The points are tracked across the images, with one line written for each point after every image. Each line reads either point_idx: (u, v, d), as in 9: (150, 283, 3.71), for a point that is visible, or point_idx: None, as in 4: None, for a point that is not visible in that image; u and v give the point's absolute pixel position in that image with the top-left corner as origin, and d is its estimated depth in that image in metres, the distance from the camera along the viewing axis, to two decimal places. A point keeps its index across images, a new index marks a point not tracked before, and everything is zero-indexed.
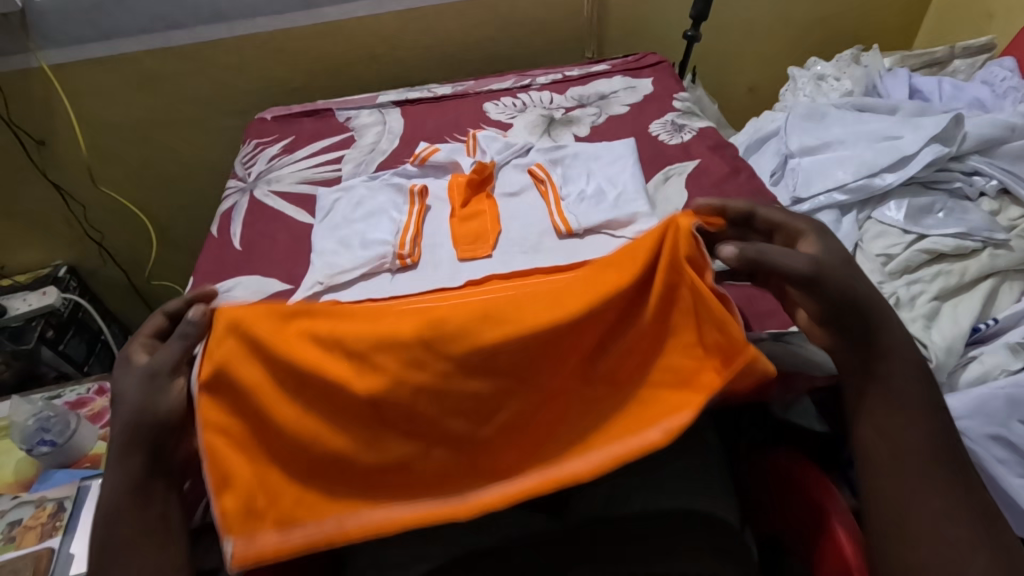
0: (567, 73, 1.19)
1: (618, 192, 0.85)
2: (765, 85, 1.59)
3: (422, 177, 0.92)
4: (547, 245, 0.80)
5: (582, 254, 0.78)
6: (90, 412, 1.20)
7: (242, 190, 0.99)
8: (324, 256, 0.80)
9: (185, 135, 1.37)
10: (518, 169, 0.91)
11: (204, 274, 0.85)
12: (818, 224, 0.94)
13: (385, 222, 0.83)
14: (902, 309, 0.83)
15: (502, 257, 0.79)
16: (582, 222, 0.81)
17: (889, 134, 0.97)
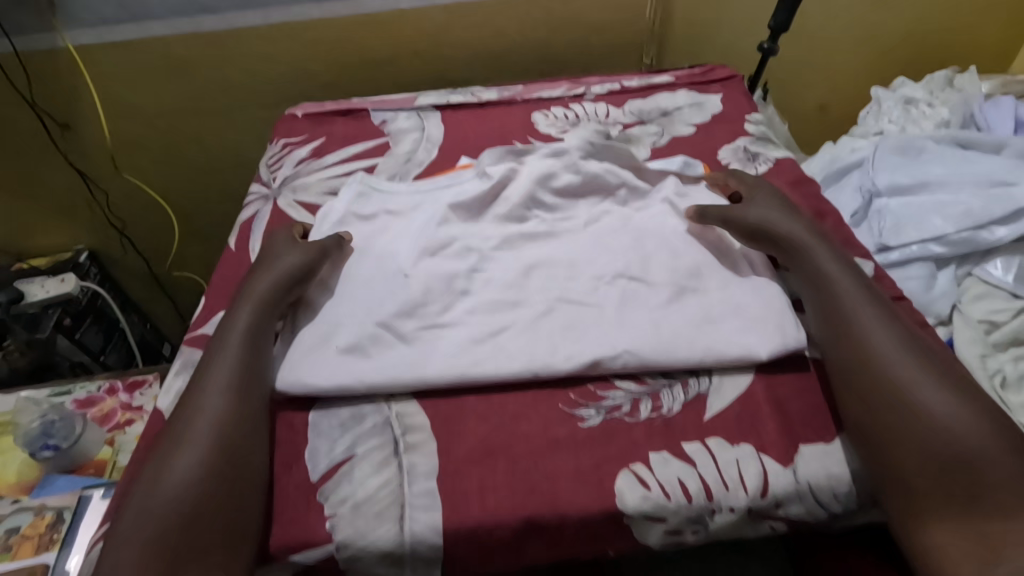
0: (626, 83, 1.08)
1: (682, 234, 0.71)
2: (838, 103, 1.45)
3: (447, 183, 0.78)
4: (596, 286, 0.66)
5: (641, 306, 0.64)
6: (98, 413, 1.14)
7: (266, 197, 0.91)
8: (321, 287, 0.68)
9: (212, 123, 1.30)
10: (558, 184, 0.76)
11: (215, 292, 0.76)
12: (908, 278, 0.82)
13: (406, 241, 0.71)
14: (1008, 392, 0.71)
15: (537, 294, 0.66)
16: (637, 268, 0.67)
17: (1000, 179, 0.84)
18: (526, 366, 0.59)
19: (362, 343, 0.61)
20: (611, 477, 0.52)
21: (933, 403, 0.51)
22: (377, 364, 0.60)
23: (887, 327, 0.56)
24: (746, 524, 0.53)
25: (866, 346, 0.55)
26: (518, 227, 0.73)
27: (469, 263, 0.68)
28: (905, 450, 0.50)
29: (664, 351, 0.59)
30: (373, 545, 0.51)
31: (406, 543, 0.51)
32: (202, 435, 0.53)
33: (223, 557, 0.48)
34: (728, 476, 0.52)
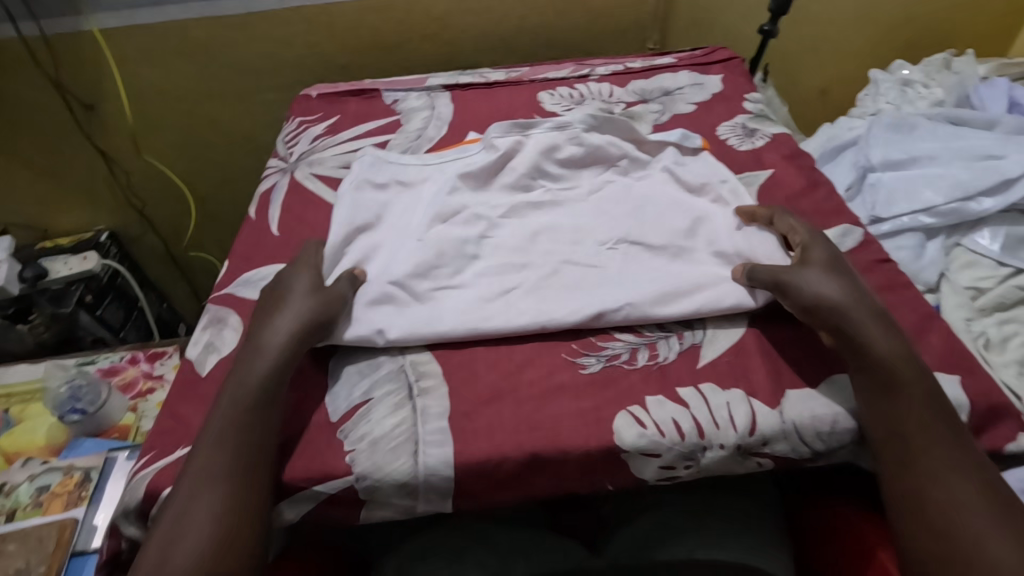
0: (629, 65, 1.12)
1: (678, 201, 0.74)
2: (839, 87, 1.48)
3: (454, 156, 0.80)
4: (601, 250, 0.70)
5: (641, 267, 0.68)
6: (121, 382, 1.19)
7: (284, 170, 0.95)
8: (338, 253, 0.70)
9: (229, 105, 1.35)
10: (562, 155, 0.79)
11: (237, 257, 0.80)
12: (899, 248, 0.85)
13: (417, 210, 0.74)
14: (991, 352, 0.75)
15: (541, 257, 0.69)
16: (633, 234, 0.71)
17: (989, 153, 0.87)
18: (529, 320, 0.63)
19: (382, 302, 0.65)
20: (610, 417, 0.56)
21: (953, 475, 0.49)
22: (397, 323, 0.63)
23: (914, 379, 0.53)
24: (735, 461, 0.56)
25: (889, 401, 0.53)
26: (524, 195, 0.77)
27: (477, 229, 0.72)
28: (922, 524, 0.48)
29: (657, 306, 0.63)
30: (389, 476, 0.55)
31: (420, 475, 0.55)
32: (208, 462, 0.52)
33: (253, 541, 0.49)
34: (719, 417, 0.56)
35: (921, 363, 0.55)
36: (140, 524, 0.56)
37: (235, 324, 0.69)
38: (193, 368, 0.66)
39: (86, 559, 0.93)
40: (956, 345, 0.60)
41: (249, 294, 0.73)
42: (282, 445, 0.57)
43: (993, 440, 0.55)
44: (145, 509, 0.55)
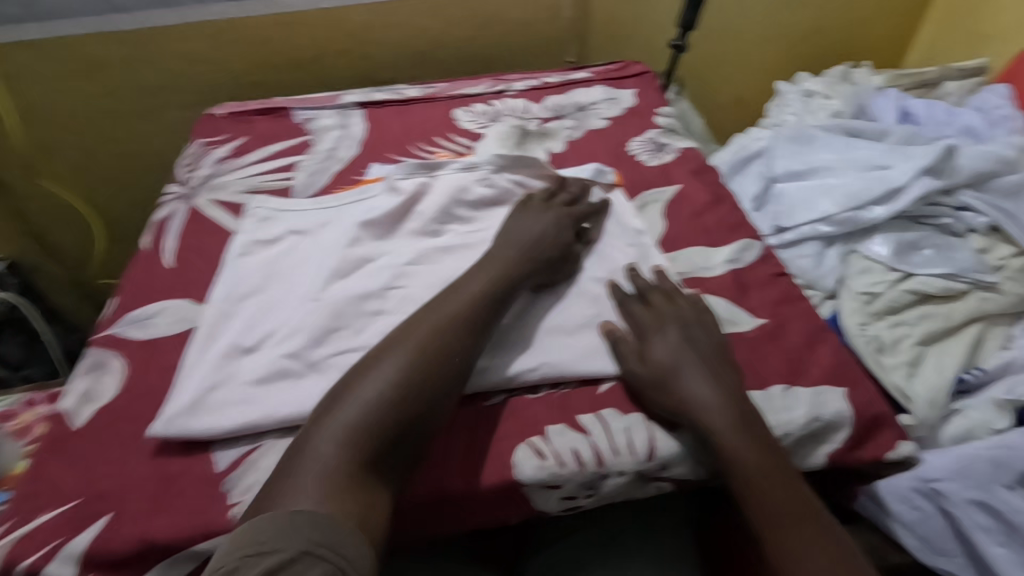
0: (545, 80, 1.12)
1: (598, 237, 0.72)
2: (753, 96, 1.54)
3: (357, 198, 0.79)
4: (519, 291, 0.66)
5: (551, 308, 0.65)
6: (16, 427, 1.10)
7: (183, 197, 0.90)
8: (220, 319, 0.66)
9: (132, 125, 1.27)
10: (472, 200, 0.78)
11: (125, 293, 0.74)
12: (801, 256, 0.90)
13: (319, 255, 0.72)
14: (884, 355, 0.79)
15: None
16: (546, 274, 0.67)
17: (878, 163, 0.92)
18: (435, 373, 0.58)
19: (271, 376, 0.60)
20: (509, 451, 0.55)
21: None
22: (284, 397, 0.59)
23: (771, 480, 0.51)
24: (636, 485, 0.56)
25: (771, 534, 0.50)
26: (433, 224, 0.75)
27: (383, 279, 0.68)
28: None
29: (564, 347, 0.61)
30: None
31: None
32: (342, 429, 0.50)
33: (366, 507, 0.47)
34: (618, 442, 0.55)
35: (779, 455, 0.53)
36: None
37: (117, 369, 0.64)
38: (65, 421, 0.60)
39: None
40: (843, 357, 0.63)
41: (136, 336, 0.68)
42: (155, 503, 0.54)
43: (876, 450, 0.57)
44: None
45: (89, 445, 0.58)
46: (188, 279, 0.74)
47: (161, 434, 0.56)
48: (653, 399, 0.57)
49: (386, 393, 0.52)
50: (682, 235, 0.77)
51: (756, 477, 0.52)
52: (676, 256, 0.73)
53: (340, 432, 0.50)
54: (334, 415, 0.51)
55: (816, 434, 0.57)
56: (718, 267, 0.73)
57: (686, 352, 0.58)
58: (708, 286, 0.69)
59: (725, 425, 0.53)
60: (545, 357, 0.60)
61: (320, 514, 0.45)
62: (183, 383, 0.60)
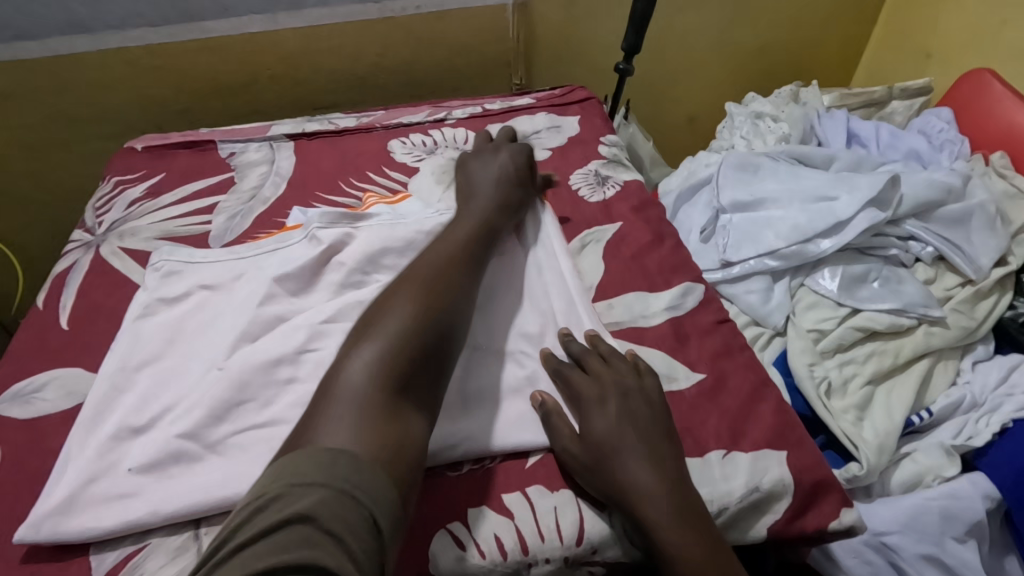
0: (487, 107, 1.08)
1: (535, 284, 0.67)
2: (705, 115, 1.52)
3: (274, 246, 0.73)
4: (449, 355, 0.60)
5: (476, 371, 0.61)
6: None
7: (87, 245, 0.82)
8: (110, 394, 0.59)
9: (48, 157, 1.18)
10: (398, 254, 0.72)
11: (11, 361, 0.67)
12: (747, 292, 0.87)
13: (225, 316, 0.65)
14: (832, 397, 0.76)
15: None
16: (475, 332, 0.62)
17: (824, 193, 0.89)
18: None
19: (162, 461, 0.54)
20: (424, 541, 0.50)
21: None
22: (173, 488, 0.52)
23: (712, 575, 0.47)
24: (565, 572, 0.51)
25: None
26: (357, 274, 0.70)
27: (296, 342, 0.62)
28: None
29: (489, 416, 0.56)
30: None
31: None
32: (371, 368, 0.50)
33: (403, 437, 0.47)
34: (544, 525, 0.51)
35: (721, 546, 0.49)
36: None
37: None
38: None
39: None
40: (785, 414, 0.59)
41: (16, 414, 0.61)
42: None
43: (819, 520, 0.53)
44: None
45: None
46: (83, 345, 0.67)
47: (30, 540, 0.50)
48: (588, 480, 0.52)
49: (405, 332, 0.53)
50: (622, 280, 0.73)
51: (686, 556, 0.47)
52: (614, 305, 0.70)
53: (363, 369, 0.50)
54: (355, 355, 0.51)
55: (755, 505, 0.53)
56: (658, 314, 0.69)
57: (624, 431, 0.52)
58: (646, 338, 0.66)
59: (664, 515, 0.48)
60: (469, 429, 0.55)
61: (358, 449, 0.44)
62: (61, 475, 0.54)
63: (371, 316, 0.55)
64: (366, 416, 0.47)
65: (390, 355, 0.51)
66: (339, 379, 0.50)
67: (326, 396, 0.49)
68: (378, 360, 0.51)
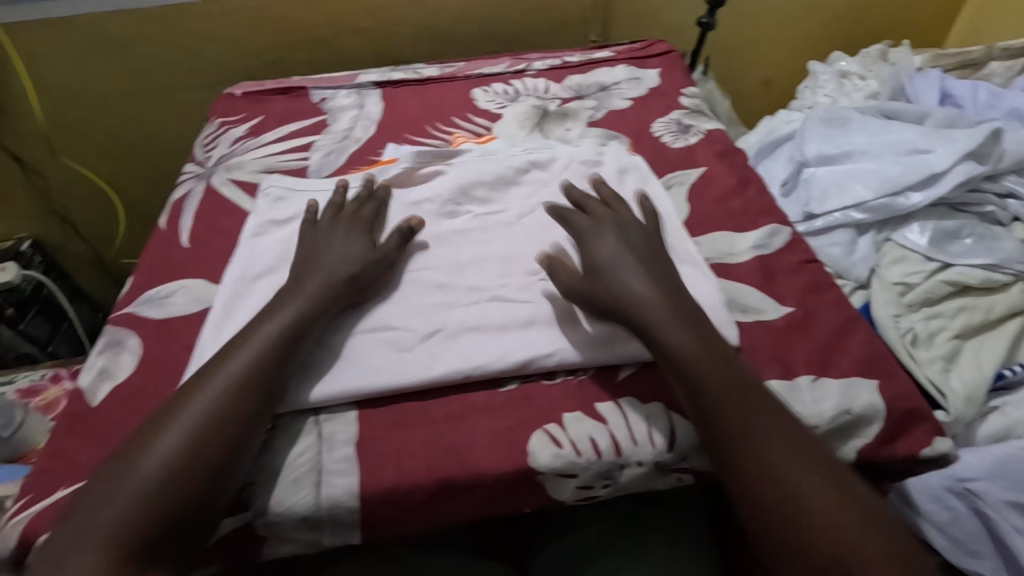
0: (567, 59, 1.09)
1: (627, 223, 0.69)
2: (783, 78, 1.48)
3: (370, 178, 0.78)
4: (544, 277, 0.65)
5: (570, 295, 0.63)
6: (42, 402, 1.12)
7: (200, 177, 0.89)
8: (235, 299, 0.65)
9: (152, 104, 1.27)
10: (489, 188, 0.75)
11: (141, 272, 0.74)
12: (831, 244, 0.85)
13: None
14: (918, 348, 0.75)
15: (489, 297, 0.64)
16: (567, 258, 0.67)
17: (917, 147, 0.87)
18: (454, 362, 0.57)
19: None
20: (523, 438, 0.54)
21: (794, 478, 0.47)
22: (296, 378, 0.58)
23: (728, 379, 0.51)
24: (654, 477, 0.54)
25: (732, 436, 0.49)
26: (450, 204, 0.73)
27: (398, 261, 0.66)
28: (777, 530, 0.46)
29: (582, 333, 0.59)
30: (291, 510, 0.51)
31: (322, 507, 0.52)
32: (203, 409, 0.49)
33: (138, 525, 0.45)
34: (637, 431, 0.54)
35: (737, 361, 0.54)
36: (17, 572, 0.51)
37: (133, 347, 0.65)
38: (83, 397, 0.61)
39: None
40: (876, 348, 0.60)
41: (152, 315, 0.68)
42: None
43: (910, 447, 0.55)
44: (21, 556, 0.51)
45: (106, 422, 0.58)
46: (205, 259, 0.74)
47: None
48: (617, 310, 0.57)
49: (245, 364, 0.52)
50: (707, 220, 0.74)
51: (700, 365, 0.52)
52: (700, 242, 0.71)
53: (169, 450, 0.47)
54: (166, 430, 0.48)
55: (845, 428, 0.55)
56: (745, 253, 0.70)
57: (647, 272, 0.59)
58: (733, 273, 0.67)
59: (681, 335, 0.54)
60: (565, 346, 0.59)
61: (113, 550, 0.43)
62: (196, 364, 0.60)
63: (231, 341, 0.55)
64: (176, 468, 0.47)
65: (192, 437, 0.48)
66: (176, 408, 0.50)
67: (154, 429, 0.49)
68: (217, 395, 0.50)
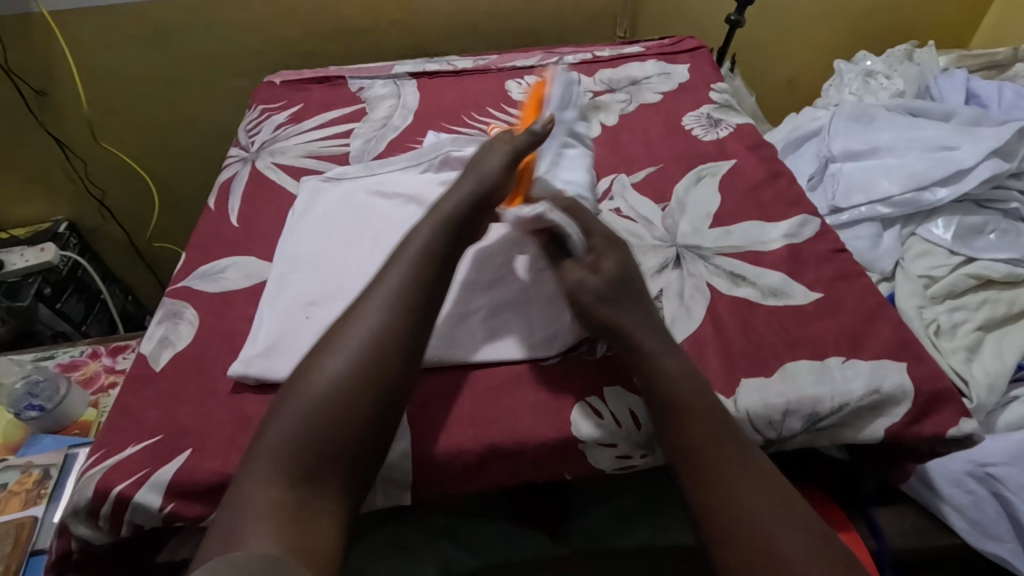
0: (598, 54, 1.11)
1: None
2: (806, 77, 1.50)
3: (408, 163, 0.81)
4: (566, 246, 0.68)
5: None
6: (82, 376, 1.16)
7: (245, 160, 0.93)
8: (287, 275, 0.68)
9: (191, 93, 1.31)
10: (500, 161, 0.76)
11: (195, 248, 0.78)
12: (857, 238, 0.87)
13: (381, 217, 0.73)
14: (941, 338, 0.77)
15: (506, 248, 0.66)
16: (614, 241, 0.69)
17: (944, 144, 0.89)
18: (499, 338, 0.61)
19: None
20: (567, 408, 0.57)
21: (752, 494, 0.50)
22: None
23: (687, 397, 0.54)
24: None
25: (698, 449, 0.52)
26: None
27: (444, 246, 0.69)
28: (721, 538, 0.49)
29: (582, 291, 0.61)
30: None
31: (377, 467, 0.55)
32: (348, 350, 0.54)
33: (322, 431, 0.51)
34: None
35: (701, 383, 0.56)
36: (92, 522, 0.55)
37: (191, 317, 0.68)
38: (147, 363, 0.64)
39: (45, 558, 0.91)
40: (905, 333, 0.62)
41: (207, 288, 0.71)
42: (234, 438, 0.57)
43: (936, 426, 0.58)
44: (96, 507, 0.54)
45: (170, 385, 0.62)
46: (256, 238, 0.77)
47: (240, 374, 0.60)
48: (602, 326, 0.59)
49: (376, 323, 0.55)
50: (738, 209, 0.77)
51: (663, 381, 0.55)
52: (733, 231, 0.73)
53: (336, 370, 0.53)
54: (329, 357, 0.54)
55: (875, 406, 0.58)
56: (775, 241, 0.72)
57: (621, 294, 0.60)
58: (763, 260, 0.69)
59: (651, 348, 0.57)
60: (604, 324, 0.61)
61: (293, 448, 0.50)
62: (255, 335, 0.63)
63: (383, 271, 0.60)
64: (285, 450, 0.50)
65: (361, 368, 0.53)
66: (351, 322, 0.56)
67: (302, 373, 0.54)
68: (350, 364, 0.53)
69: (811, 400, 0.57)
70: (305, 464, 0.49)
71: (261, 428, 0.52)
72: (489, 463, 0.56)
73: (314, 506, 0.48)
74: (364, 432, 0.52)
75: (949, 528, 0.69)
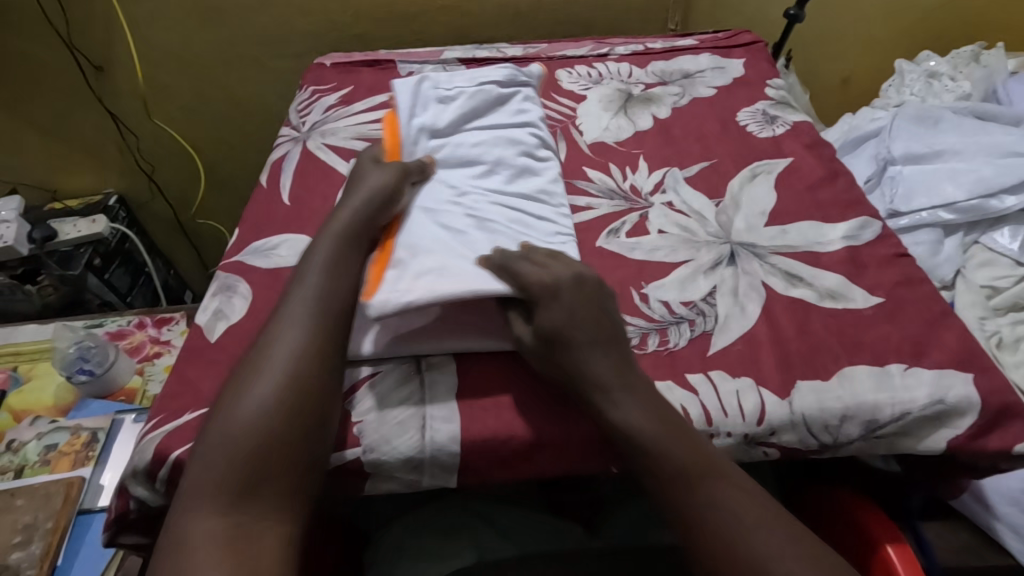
0: (649, 45, 1.09)
1: None
2: (862, 77, 1.45)
3: None
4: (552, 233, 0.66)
5: None
6: (128, 346, 1.19)
7: (295, 140, 0.94)
8: None
9: (242, 72, 1.33)
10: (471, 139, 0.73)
11: (247, 224, 0.79)
12: (916, 243, 0.84)
13: None
14: (1003, 352, 0.74)
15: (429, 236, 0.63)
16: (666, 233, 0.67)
17: (1015, 150, 0.85)
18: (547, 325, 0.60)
19: None
20: None
21: (728, 521, 0.49)
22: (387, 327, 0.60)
23: (645, 434, 0.52)
24: (741, 449, 0.57)
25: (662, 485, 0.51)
26: None
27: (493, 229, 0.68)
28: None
29: (523, 276, 0.57)
30: (396, 450, 0.55)
31: (426, 449, 0.55)
32: (266, 382, 0.52)
33: (247, 462, 0.50)
34: (727, 404, 0.56)
35: (670, 416, 0.53)
36: (150, 484, 0.56)
37: (245, 292, 0.69)
38: (202, 334, 0.66)
39: (92, 517, 0.94)
40: (971, 343, 0.60)
41: (260, 263, 0.72)
42: None
43: (1003, 441, 0.55)
44: (155, 469, 0.56)
45: (225, 356, 0.63)
46: (307, 216, 0.78)
47: None
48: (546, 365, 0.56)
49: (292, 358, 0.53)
50: (795, 208, 0.75)
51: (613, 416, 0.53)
52: (789, 230, 0.71)
53: (256, 404, 0.51)
54: (248, 391, 0.52)
55: (936, 417, 0.56)
56: (834, 242, 0.70)
57: (576, 320, 0.56)
58: (821, 261, 0.67)
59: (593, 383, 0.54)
60: None
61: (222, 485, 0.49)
62: None
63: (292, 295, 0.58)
64: (220, 481, 0.49)
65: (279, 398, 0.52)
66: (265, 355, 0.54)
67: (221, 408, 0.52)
68: (273, 394, 0.52)
69: (869, 407, 0.56)
70: (251, 495, 0.49)
71: (194, 467, 0.50)
72: (533, 452, 0.56)
73: (258, 535, 0.47)
74: (297, 458, 0.51)
75: (1001, 547, 0.67)
